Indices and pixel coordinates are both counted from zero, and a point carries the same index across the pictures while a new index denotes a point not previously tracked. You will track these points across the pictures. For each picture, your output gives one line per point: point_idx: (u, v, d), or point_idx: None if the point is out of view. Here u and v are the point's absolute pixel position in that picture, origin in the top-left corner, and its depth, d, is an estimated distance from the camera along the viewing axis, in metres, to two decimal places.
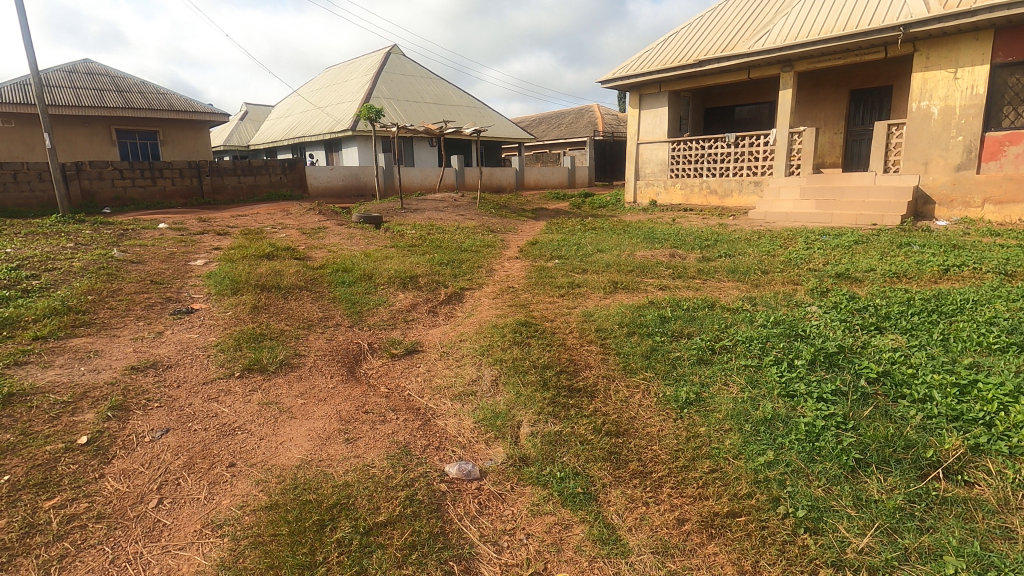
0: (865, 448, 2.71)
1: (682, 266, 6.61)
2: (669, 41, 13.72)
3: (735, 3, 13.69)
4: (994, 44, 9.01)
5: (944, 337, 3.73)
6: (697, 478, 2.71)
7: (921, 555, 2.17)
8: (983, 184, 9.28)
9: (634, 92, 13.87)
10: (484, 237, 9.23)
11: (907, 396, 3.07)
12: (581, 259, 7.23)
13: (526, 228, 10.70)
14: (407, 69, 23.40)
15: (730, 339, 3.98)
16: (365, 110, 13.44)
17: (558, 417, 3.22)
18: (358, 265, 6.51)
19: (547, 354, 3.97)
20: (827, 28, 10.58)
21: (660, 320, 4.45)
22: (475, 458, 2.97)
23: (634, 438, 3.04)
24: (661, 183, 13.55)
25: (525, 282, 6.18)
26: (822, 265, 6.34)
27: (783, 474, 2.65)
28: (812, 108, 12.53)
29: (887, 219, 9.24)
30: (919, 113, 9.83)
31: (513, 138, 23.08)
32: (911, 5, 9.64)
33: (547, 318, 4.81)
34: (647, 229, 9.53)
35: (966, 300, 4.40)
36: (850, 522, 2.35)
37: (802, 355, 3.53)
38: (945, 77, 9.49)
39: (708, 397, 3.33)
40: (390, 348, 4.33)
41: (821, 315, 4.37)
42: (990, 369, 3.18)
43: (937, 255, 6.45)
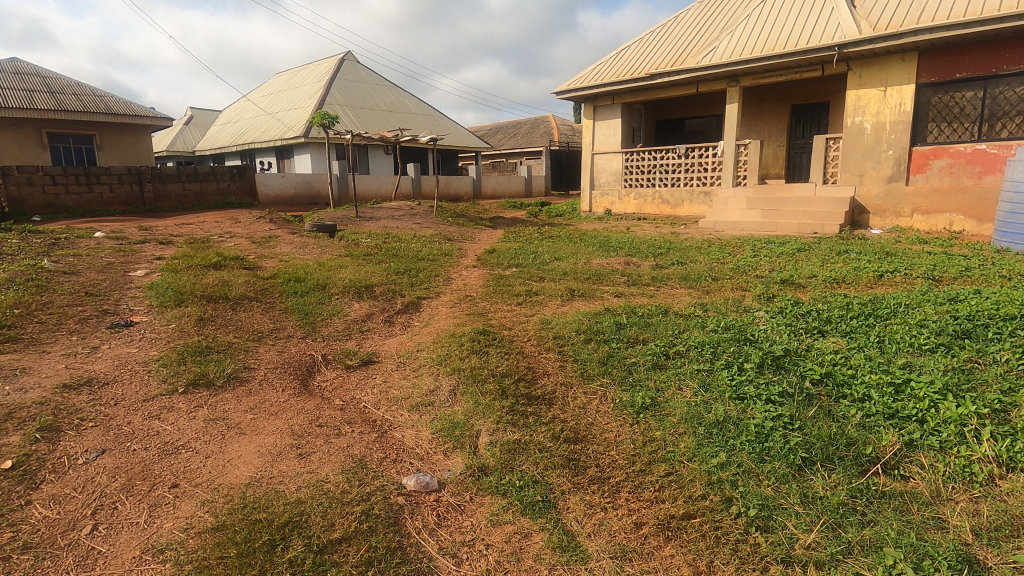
0: (810, 447, 2.82)
1: (636, 273, 6.76)
2: (622, 54, 14.09)
3: (685, 19, 14.20)
4: (919, 65, 9.66)
5: (880, 339, 3.94)
6: (653, 481, 2.75)
7: (863, 548, 2.27)
8: (912, 195, 9.89)
9: (589, 103, 14.14)
10: (441, 246, 9.17)
11: (848, 396, 3.23)
12: (538, 267, 7.29)
13: (483, 236, 10.72)
14: (361, 76, 23.10)
15: (683, 344, 4.08)
16: (318, 116, 13.16)
17: (517, 425, 3.22)
18: (311, 274, 6.34)
19: (505, 362, 3.97)
20: (769, 46, 11.11)
21: (616, 327, 4.53)
22: (433, 469, 2.92)
23: (592, 443, 3.07)
24: (616, 193, 13.84)
25: (483, 290, 6.17)
26: (768, 271, 6.61)
27: (735, 474, 2.73)
28: (757, 122, 13.10)
29: (827, 228, 9.72)
30: (854, 128, 10.42)
31: (470, 147, 23.10)
32: (845, 26, 10.24)
33: (506, 326, 4.81)
34: (602, 238, 9.69)
35: (899, 304, 4.67)
36: (798, 519, 2.44)
37: (751, 358, 3.66)
38: (877, 95, 10.12)
39: (664, 402, 3.40)
40: (345, 359, 4.22)
41: (768, 320, 4.54)
42: (921, 369, 3.39)
43: (873, 262, 6.82)
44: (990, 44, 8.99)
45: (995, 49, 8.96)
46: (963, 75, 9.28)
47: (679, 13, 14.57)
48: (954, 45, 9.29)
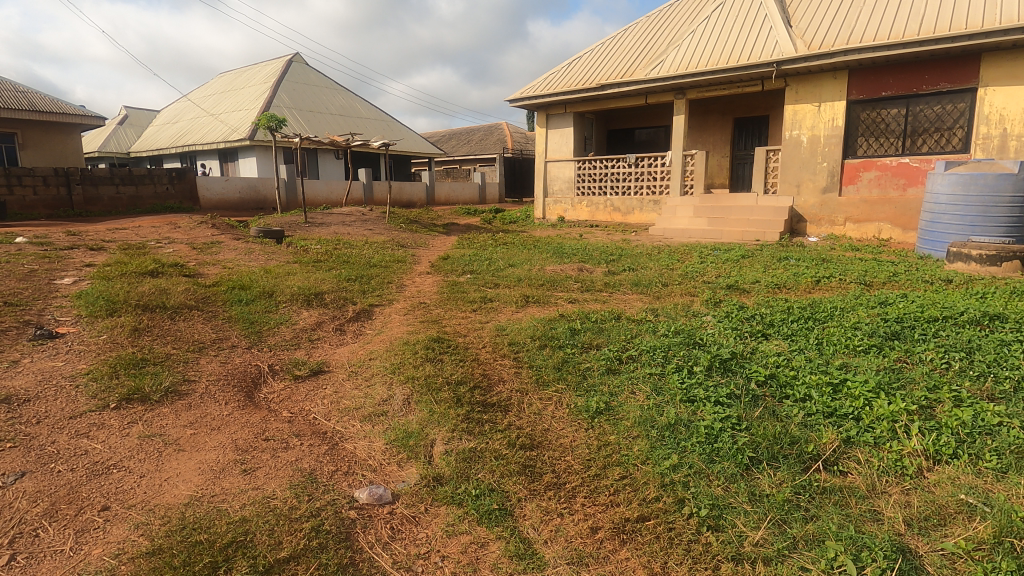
0: (756, 446, 2.92)
1: (589, 279, 6.85)
2: (574, 64, 14.34)
3: (634, 32, 14.62)
4: (849, 83, 10.28)
5: (819, 340, 4.14)
6: (608, 485, 2.78)
7: (807, 542, 2.36)
8: (845, 205, 10.48)
9: (542, 112, 14.30)
10: (394, 252, 9.02)
11: (790, 397, 3.37)
12: (493, 274, 7.29)
13: (437, 243, 10.63)
14: (310, 78, 22.56)
15: (635, 348, 4.17)
16: (264, 118, 12.74)
17: (472, 433, 3.18)
18: (257, 282, 6.09)
19: (460, 369, 3.93)
20: (713, 61, 11.57)
21: (571, 333, 4.57)
22: (387, 481, 2.85)
23: (548, 449, 3.07)
24: (568, 200, 14.04)
25: (437, 297, 6.11)
26: (715, 277, 6.84)
27: (686, 475, 2.79)
28: (702, 133, 13.60)
29: (768, 235, 10.18)
30: (792, 141, 10.96)
31: (423, 153, 22.93)
32: (782, 44, 10.80)
33: (460, 334, 4.77)
34: (556, 245, 9.78)
35: (835, 308, 4.93)
36: (747, 517, 2.51)
37: (700, 362, 3.78)
38: (812, 110, 10.70)
39: (617, 406, 3.45)
40: (293, 369, 4.07)
41: (716, 324, 4.70)
42: (856, 369, 3.59)
43: (810, 268, 7.19)
44: (911, 65, 9.69)
45: (916, 71, 9.66)
46: (888, 93, 9.97)
47: (628, 27, 14.98)
48: (879, 66, 9.96)
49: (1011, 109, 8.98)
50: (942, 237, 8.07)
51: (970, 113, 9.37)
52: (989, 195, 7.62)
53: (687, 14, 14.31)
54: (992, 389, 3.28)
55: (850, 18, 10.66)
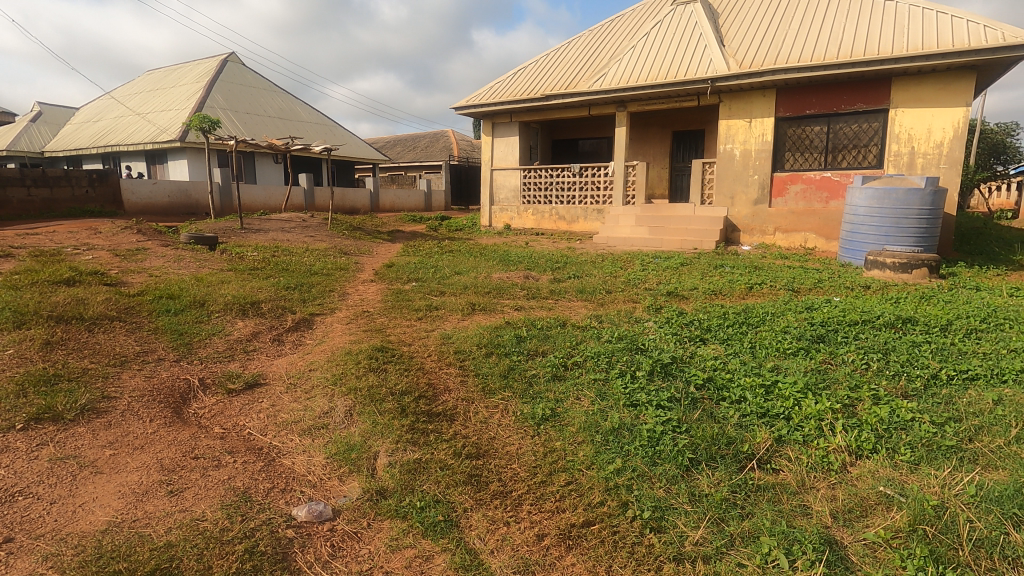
0: (696, 447, 3.02)
1: (535, 287, 6.90)
2: (519, 74, 14.52)
3: (577, 45, 14.97)
4: (777, 101, 10.91)
5: (753, 344, 4.34)
6: (554, 491, 2.79)
7: (743, 539, 2.45)
8: (774, 215, 11.08)
9: (487, 120, 14.35)
10: (336, 260, 8.78)
11: (727, 398, 3.50)
12: (439, 281, 7.22)
13: (381, 250, 10.43)
14: (247, 79, 21.74)
15: (580, 354, 4.22)
16: (196, 119, 12.13)
17: (417, 444, 3.12)
18: (187, 290, 5.77)
19: (405, 379, 3.85)
20: (652, 76, 11.99)
21: (517, 340, 4.58)
22: (327, 496, 2.74)
23: (494, 458, 3.06)
24: (514, 208, 14.14)
25: (382, 305, 5.99)
26: (656, 284, 7.06)
27: (630, 478, 2.84)
28: (643, 145, 14.05)
29: (705, 244, 10.61)
30: (725, 154, 11.50)
31: (367, 159, 22.52)
32: (716, 62, 11.33)
33: (405, 342, 4.68)
34: (502, 252, 9.81)
35: (767, 313, 5.18)
36: (687, 517, 2.58)
37: (642, 366, 3.88)
38: (743, 126, 11.28)
39: (563, 412, 3.48)
40: (227, 382, 3.86)
41: (657, 329, 4.84)
42: (786, 370, 3.79)
43: (744, 275, 7.55)
44: (831, 86, 10.40)
45: (836, 91, 10.37)
46: (811, 111, 10.65)
47: (571, 40, 15.32)
48: (803, 85, 10.63)
49: (918, 128, 9.78)
50: (860, 246, 8.66)
51: (883, 132, 10.14)
52: (901, 208, 8.25)
53: (627, 30, 14.79)
54: (906, 387, 3.53)
55: (777, 40, 11.33)
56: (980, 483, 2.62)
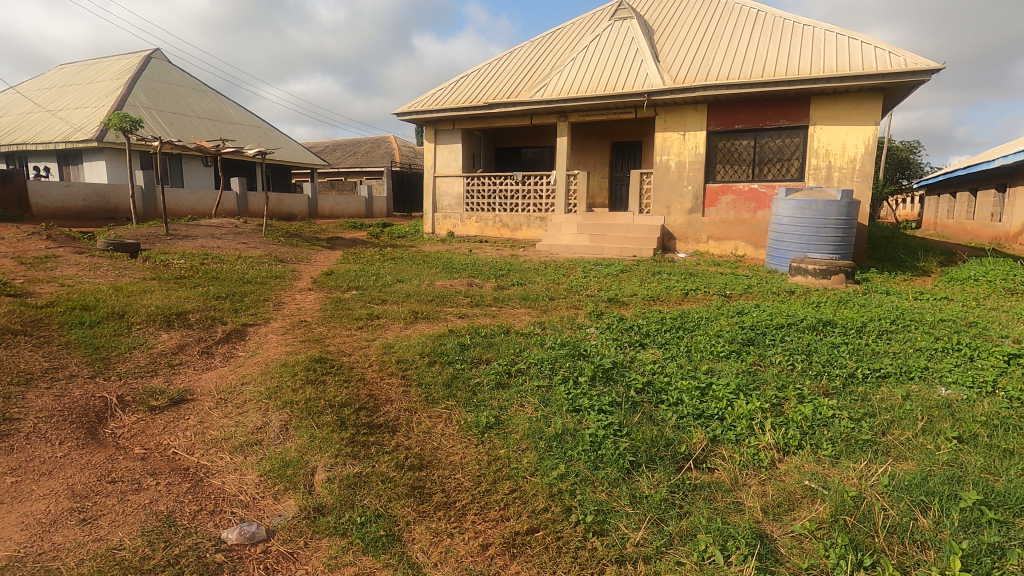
0: (636, 450, 3.09)
1: (479, 294, 6.90)
2: (461, 82, 14.54)
3: (519, 56, 15.17)
4: (708, 116, 11.44)
5: (689, 348, 4.51)
6: (498, 500, 2.78)
7: (681, 537, 2.53)
8: (707, 224, 11.60)
9: (430, 127, 14.25)
10: (271, 268, 8.44)
11: (665, 401, 3.62)
12: (380, 289, 7.08)
13: (320, 258, 10.11)
14: (173, 78, 20.61)
15: (524, 361, 4.24)
16: (116, 118, 11.35)
17: (357, 457, 3.03)
18: (105, 301, 5.37)
19: (344, 391, 3.73)
20: (591, 88, 12.30)
21: (460, 348, 4.55)
22: (260, 516, 2.61)
23: (437, 468, 3.01)
24: (458, 216, 14.09)
25: (320, 315, 5.80)
26: (597, 291, 7.22)
27: (573, 483, 2.87)
28: (583, 155, 14.36)
29: (643, 251, 10.96)
30: (661, 165, 11.94)
31: (304, 163, 21.83)
32: (651, 77, 11.76)
33: (344, 352, 4.55)
34: (445, 260, 9.73)
35: (701, 318, 5.40)
36: (629, 519, 2.63)
37: (584, 372, 3.95)
38: (677, 138, 11.76)
39: (507, 419, 3.48)
40: (149, 399, 3.61)
41: (598, 335, 4.94)
42: (719, 373, 3.96)
43: (680, 282, 7.85)
44: (757, 103, 11.02)
45: (761, 108, 11.00)
46: (739, 125, 11.24)
47: (512, 49, 15.50)
48: (732, 102, 11.21)
49: (833, 144, 10.53)
50: (785, 254, 9.20)
51: (804, 147, 10.83)
52: (819, 218, 8.83)
53: (567, 42, 15.13)
54: (826, 386, 3.77)
55: (707, 58, 11.91)
56: (893, 474, 2.83)
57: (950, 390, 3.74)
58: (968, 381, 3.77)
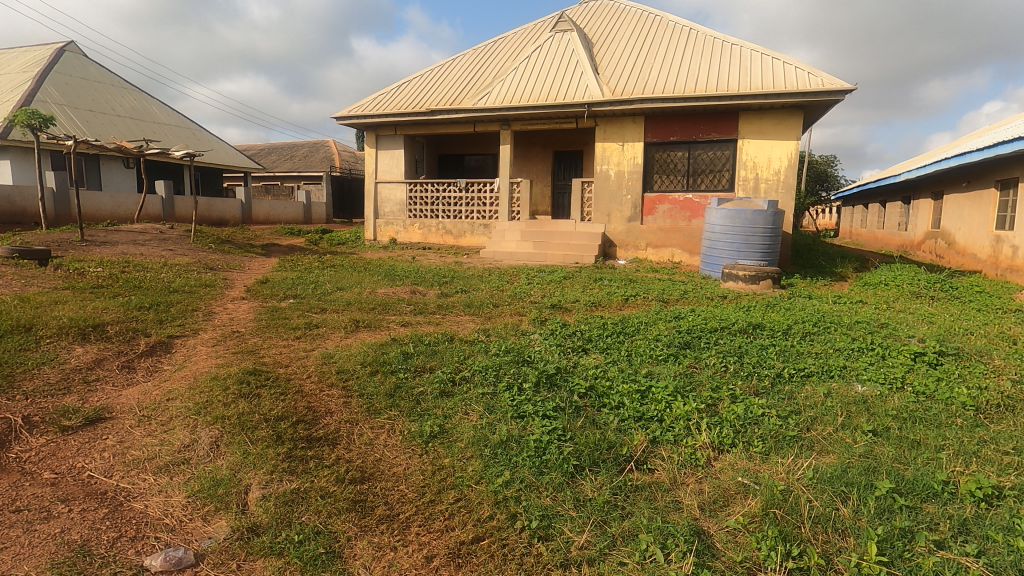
0: (580, 454, 3.14)
1: (422, 302, 6.82)
2: (403, 88, 14.39)
3: (461, 63, 15.20)
4: (645, 127, 11.86)
5: (629, 352, 4.64)
6: (443, 510, 2.74)
7: (624, 538, 2.58)
8: (646, 232, 11.99)
9: (371, 132, 13.99)
10: (201, 276, 8.00)
11: (607, 404, 3.70)
12: (319, 298, 6.86)
13: (254, 265, 9.69)
14: (89, 73, 19.25)
15: (468, 369, 4.23)
16: (23, 114, 10.46)
17: (295, 473, 2.91)
18: (9, 313, 4.91)
19: (281, 404, 3.58)
20: (533, 97, 12.48)
21: (403, 357, 4.47)
22: (189, 540, 2.46)
23: (380, 481, 2.94)
24: (400, 222, 13.90)
25: (255, 325, 5.55)
26: (540, 297, 7.30)
27: (518, 490, 2.87)
28: (526, 163, 14.53)
29: (585, 258, 11.18)
30: (602, 174, 12.25)
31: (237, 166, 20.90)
32: (591, 89, 12.07)
33: (281, 364, 4.37)
34: (387, 267, 9.56)
35: (640, 323, 5.57)
36: (573, 523, 2.66)
37: (529, 378, 3.97)
38: (616, 148, 12.10)
39: (451, 428, 3.44)
40: (61, 419, 3.33)
41: (542, 341, 4.99)
42: (657, 376, 4.10)
43: (620, 288, 8.07)
44: (690, 116, 11.53)
45: (694, 122, 11.52)
46: (674, 137, 11.71)
47: (455, 57, 15.50)
48: (667, 115, 11.67)
49: (760, 157, 11.16)
50: (718, 260, 9.64)
51: (733, 159, 11.42)
52: (748, 227, 9.32)
53: (509, 52, 15.30)
54: (756, 386, 3.97)
55: (644, 72, 12.35)
56: (817, 467, 3.00)
57: (866, 387, 4.04)
58: (881, 377, 4.08)
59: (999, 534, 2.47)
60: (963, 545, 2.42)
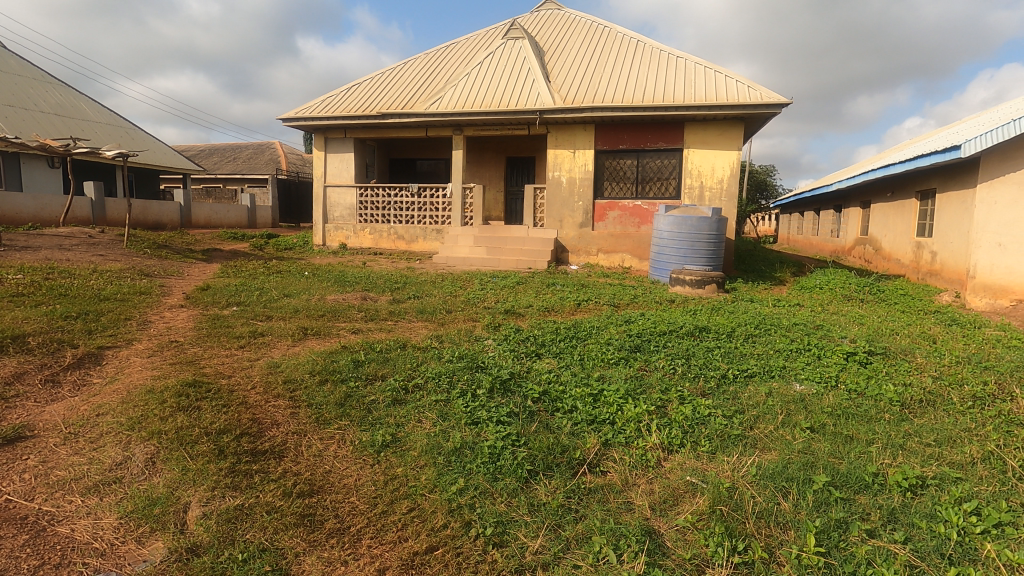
0: (533, 459, 3.15)
1: (373, 308, 6.69)
2: (353, 91, 14.12)
3: (413, 67, 15.08)
4: (596, 135, 12.09)
5: (582, 357, 4.70)
6: (395, 521, 2.68)
7: (577, 541, 2.60)
8: (597, 238, 12.21)
9: (319, 134, 13.64)
10: (135, 283, 7.56)
11: (561, 409, 3.73)
12: (265, 305, 6.62)
13: (194, 272, 9.25)
14: (8, 66, 17.91)
15: (421, 376, 4.17)
16: None
17: (238, 488, 2.79)
18: None
19: (223, 417, 3.42)
20: (485, 103, 12.51)
21: (354, 365, 4.37)
22: (121, 564, 2.31)
23: (329, 493, 2.85)
24: (350, 227, 13.60)
25: (195, 333, 5.30)
26: (494, 303, 7.31)
27: (472, 497, 2.85)
28: (479, 169, 14.54)
29: (538, 263, 11.27)
30: (554, 181, 12.40)
31: (175, 168, 19.92)
32: (543, 96, 12.21)
33: (223, 374, 4.18)
34: (337, 273, 9.34)
35: (592, 327, 5.66)
36: (527, 528, 2.66)
37: (483, 385, 3.96)
38: (568, 155, 12.28)
39: (404, 436, 3.38)
40: None
41: (495, 347, 4.98)
42: (609, 379, 4.18)
43: (572, 293, 8.18)
44: (639, 125, 11.85)
45: (642, 131, 11.85)
46: (624, 145, 12.00)
47: (406, 60, 15.36)
48: (617, 123, 11.94)
49: (704, 166, 11.60)
50: (666, 266, 9.93)
51: (679, 167, 11.82)
52: (694, 233, 9.64)
53: (461, 57, 15.29)
54: (703, 387, 4.10)
55: (594, 81, 12.61)
56: (760, 464, 3.13)
57: (804, 386, 4.24)
58: (817, 377, 4.31)
59: (923, 521, 2.64)
60: (892, 533, 2.58)
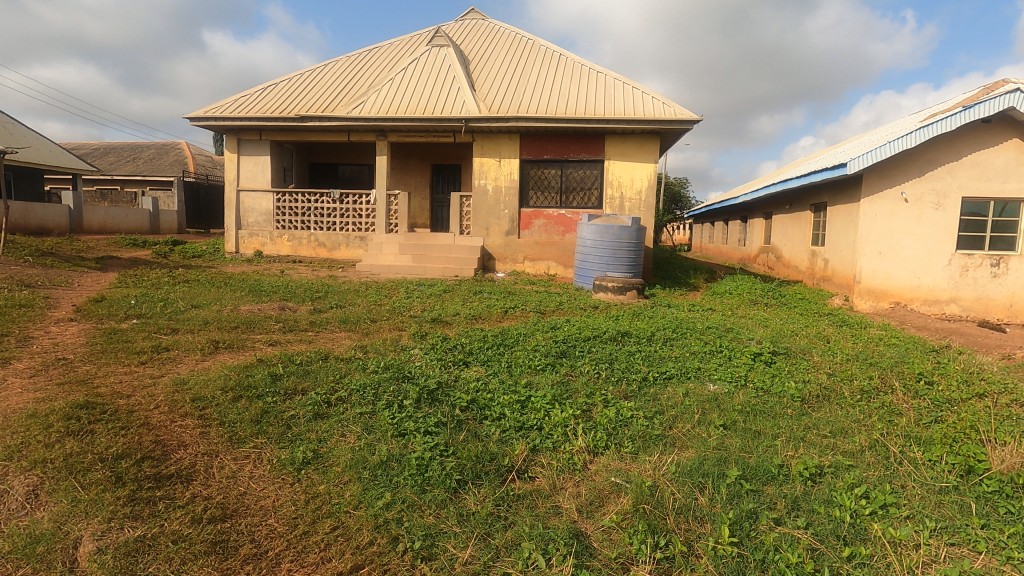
0: (462, 468, 3.13)
1: (292, 318, 6.38)
2: (269, 91, 13.49)
3: (333, 70, 14.65)
4: (521, 145, 12.27)
5: (509, 364, 4.73)
6: (318, 541, 2.56)
7: (506, 548, 2.60)
8: (523, 245, 12.37)
9: (231, 136, 12.88)
10: (13, 294, 6.76)
11: (489, 416, 3.73)
12: (170, 317, 6.14)
13: (85, 282, 8.41)
14: None
15: (344, 389, 4.02)
16: None
17: (139, 518, 2.55)
18: None
19: (120, 440, 3.13)
20: (409, 109, 12.35)
21: (271, 379, 4.14)
22: None
23: (244, 517, 2.67)
24: (266, 234, 12.94)
25: (88, 349, 4.82)
26: (420, 311, 7.20)
27: (399, 511, 2.78)
28: (404, 175, 14.31)
29: (464, 271, 11.26)
30: (480, 189, 12.44)
31: (63, 167, 18.12)
32: (468, 105, 12.24)
33: (121, 394, 3.82)
34: (252, 282, 8.84)
35: (519, 334, 5.72)
36: (455, 539, 2.63)
37: (409, 395, 3.88)
38: (494, 164, 12.37)
39: (327, 452, 3.24)
40: None
41: (422, 356, 4.91)
42: (536, 386, 4.23)
43: (499, 300, 8.23)
44: (562, 136, 12.16)
45: (565, 142, 12.17)
46: (548, 155, 12.27)
47: (327, 62, 14.89)
48: (541, 134, 12.18)
49: (624, 177, 12.08)
50: (589, 273, 10.24)
51: (600, 178, 12.24)
52: (615, 241, 10.00)
53: (385, 62, 15.04)
54: (626, 390, 4.26)
55: (518, 92, 12.82)
56: (678, 462, 3.28)
57: (717, 385, 4.51)
58: (729, 377, 4.59)
59: (821, 506, 2.88)
60: (796, 520, 2.79)
